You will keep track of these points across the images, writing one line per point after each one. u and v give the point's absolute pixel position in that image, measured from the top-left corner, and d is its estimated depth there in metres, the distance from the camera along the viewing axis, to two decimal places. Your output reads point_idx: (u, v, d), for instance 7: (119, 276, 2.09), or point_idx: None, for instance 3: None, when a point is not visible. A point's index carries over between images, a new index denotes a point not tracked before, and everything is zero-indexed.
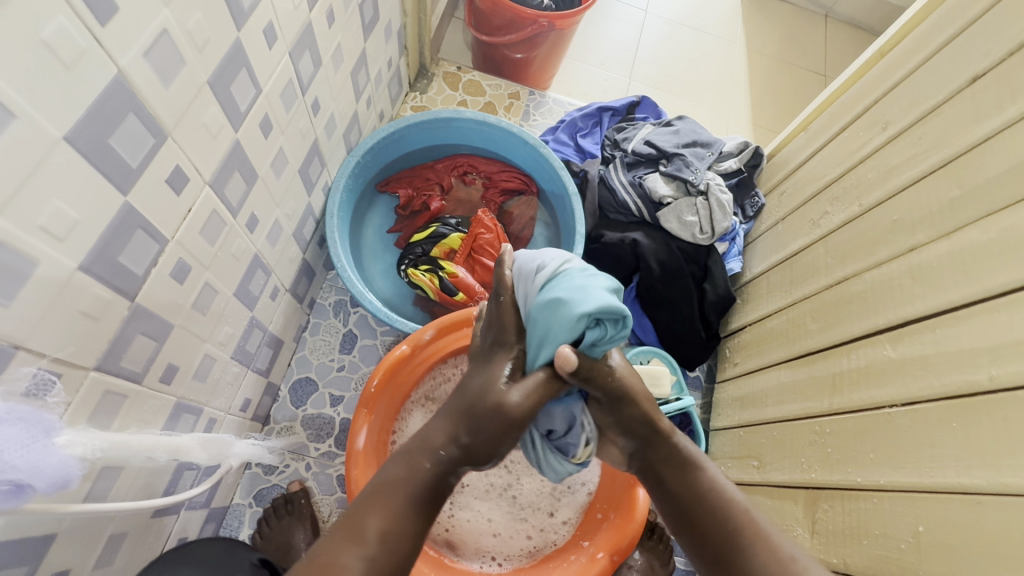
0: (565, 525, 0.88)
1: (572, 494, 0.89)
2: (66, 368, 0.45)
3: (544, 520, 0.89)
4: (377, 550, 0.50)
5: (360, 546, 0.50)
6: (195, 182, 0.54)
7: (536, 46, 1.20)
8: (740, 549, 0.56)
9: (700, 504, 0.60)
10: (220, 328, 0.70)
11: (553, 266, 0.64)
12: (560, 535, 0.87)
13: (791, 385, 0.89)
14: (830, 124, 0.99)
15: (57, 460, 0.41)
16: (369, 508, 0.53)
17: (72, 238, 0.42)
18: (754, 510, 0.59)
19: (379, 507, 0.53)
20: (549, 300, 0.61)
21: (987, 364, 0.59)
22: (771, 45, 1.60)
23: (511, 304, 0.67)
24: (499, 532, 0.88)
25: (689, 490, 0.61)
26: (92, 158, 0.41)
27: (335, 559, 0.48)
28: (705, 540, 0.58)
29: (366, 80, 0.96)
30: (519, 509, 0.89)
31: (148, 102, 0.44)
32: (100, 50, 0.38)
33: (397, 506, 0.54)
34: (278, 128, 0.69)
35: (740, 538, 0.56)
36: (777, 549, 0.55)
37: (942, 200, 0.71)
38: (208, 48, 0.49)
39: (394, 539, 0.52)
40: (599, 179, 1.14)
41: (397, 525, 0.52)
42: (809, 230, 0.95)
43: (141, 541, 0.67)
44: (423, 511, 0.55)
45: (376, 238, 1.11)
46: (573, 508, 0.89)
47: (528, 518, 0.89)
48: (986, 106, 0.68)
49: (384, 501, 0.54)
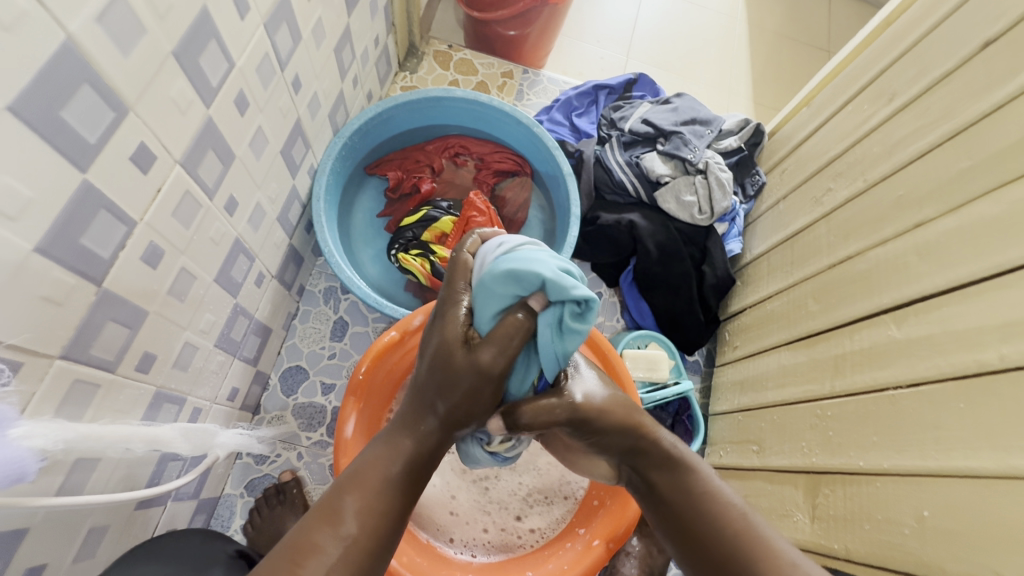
0: (530, 533, 0.86)
1: (557, 502, 0.88)
2: (26, 356, 0.42)
3: (509, 522, 0.86)
4: (357, 530, 0.51)
5: (337, 527, 0.50)
6: (164, 160, 0.52)
7: (529, 23, 1.16)
8: (738, 553, 0.54)
9: (694, 506, 0.58)
10: (201, 315, 0.67)
11: (520, 244, 0.59)
12: (521, 540, 0.85)
13: (791, 368, 0.87)
14: (833, 98, 0.95)
15: (10, 452, 0.39)
16: (347, 491, 0.53)
17: (26, 218, 0.39)
18: (751, 512, 0.57)
19: (357, 489, 0.53)
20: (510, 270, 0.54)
21: (996, 343, 0.56)
22: (772, 19, 1.55)
23: (466, 261, 0.63)
24: (457, 512, 0.86)
25: (683, 493, 0.60)
26: (42, 132, 0.38)
27: (311, 540, 0.49)
28: (701, 543, 0.56)
29: (352, 57, 0.93)
30: (486, 502, 0.88)
31: (104, 72, 0.42)
32: (44, 13, 0.35)
33: (377, 487, 0.54)
34: (255, 105, 0.66)
35: (737, 539, 0.55)
36: (778, 552, 0.53)
37: (950, 172, 0.68)
38: (171, 15, 0.46)
39: (373, 517, 0.52)
40: (594, 159, 1.11)
41: (377, 505, 0.53)
42: (811, 208, 0.92)
43: (124, 534, 0.65)
44: (400, 493, 0.55)
45: (366, 222, 1.08)
46: (551, 516, 0.87)
47: (494, 515, 0.87)
48: (998, 72, 0.64)
49: (363, 483, 0.54)
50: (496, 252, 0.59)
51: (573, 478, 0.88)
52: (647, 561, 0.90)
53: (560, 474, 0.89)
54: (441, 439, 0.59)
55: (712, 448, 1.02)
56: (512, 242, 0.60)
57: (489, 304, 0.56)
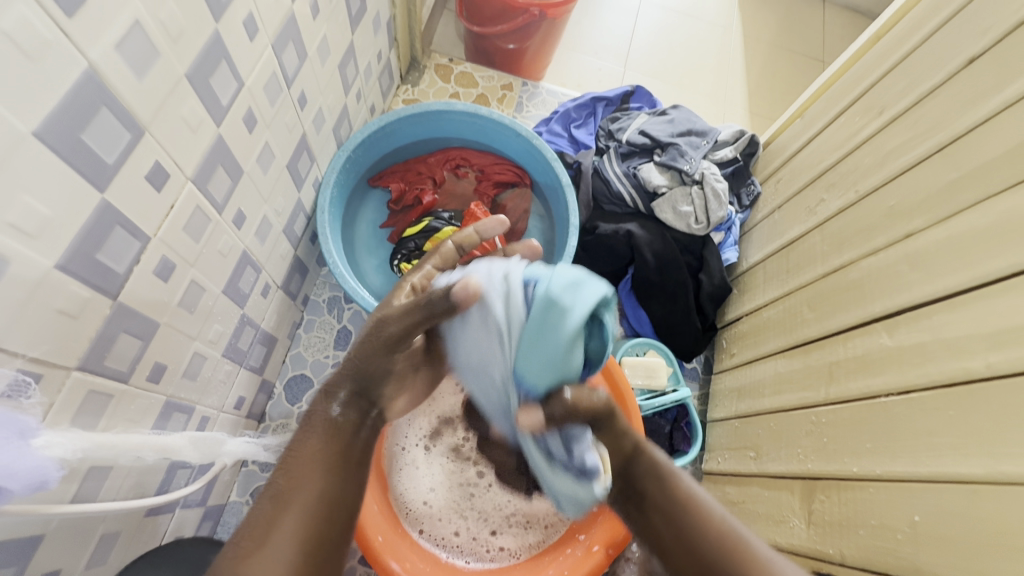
0: (500, 550, 0.86)
1: (532, 531, 0.88)
2: (45, 368, 0.44)
3: (483, 533, 0.88)
4: (289, 487, 0.50)
5: (272, 490, 0.50)
6: (176, 178, 0.54)
7: (528, 37, 1.19)
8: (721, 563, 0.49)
9: (676, 513, 0.54)
10: (210, 326, 0.69)
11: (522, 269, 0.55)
12: (490, 553, 0.86)
13: (787, 376, 0.88)
14: (826, 109, 0.97)
15: (33, 462, 0.41)
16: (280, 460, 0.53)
17: (46, 236, 0.41)
18: (732, 517, 0.53)
19: (287, 454, 0.53)
20: (574, 287, 0.49)
21: (985, 351, 0.58)
22: (767, 30, 1.57)
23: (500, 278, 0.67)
24: (432, 504, 0.88)
25: (663, 500, 0.55)
26: (63, 153, 0.40)
27: (256, 515, 0.48)
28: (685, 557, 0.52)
29: (355, 72, 0.95)
30: (467, 508, 0.89)
31: (121, 96, 0.44)
32: (66, 42, 0.37)
33: (306, 447, 0.54)
34: (262, 122, 0.68)
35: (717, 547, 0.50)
36: (760, 559, 0.49)
37: (940, 184, 0.69)
38: (183, 39, 0.48)
39: (304, 472, 0.51)
40: (593, 170, 1.13)
41: (307, 462, 0.52)
42: (805, 217, 0.94)
43: (134, 540, 0.66)
44: (323, 444, 0.55)
45: (369, 233, 1.10)
46: (522, 539, 0.87)
47: (470, 522, 0.88)
48: (983, 88, 0.66)
49: (287, 453, 0.54)
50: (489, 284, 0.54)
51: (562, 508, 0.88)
52: None
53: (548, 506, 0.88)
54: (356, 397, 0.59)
55: (709, 455, 1.04)
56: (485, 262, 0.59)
57: (539, 352, 0.50)
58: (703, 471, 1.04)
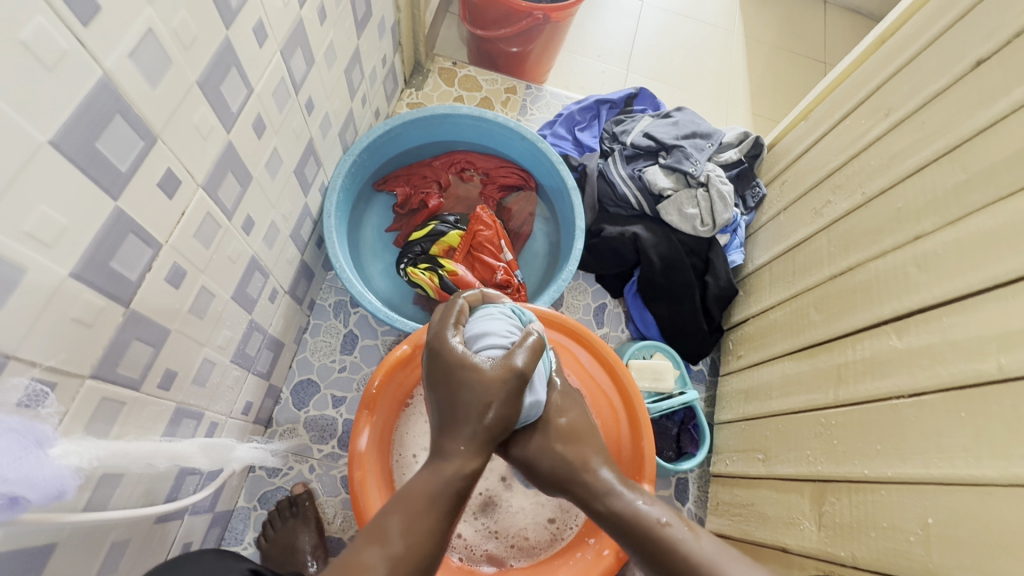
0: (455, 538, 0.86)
1: (503, 539, 0.87)
2: (60, 376, 0.44)
3: None
4: (404, 548, 0.51)
5: (385, 546, 0.51)
6: (187, 184, 0.54)
7: (531, 40, 1.19)
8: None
9: (650, 548, 0.58)
10: (219, 332, 0.69)
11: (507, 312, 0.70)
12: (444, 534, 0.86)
13: (795, 378, 0.88)
14: (831, 112, 0.97)
15: (50, 471, 0.40)
16: (391, 510, 0.54)
17: (61, 244, 0.41)
18: (697, 545, 0.57)
19: (400, 508, 0.54)
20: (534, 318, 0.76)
21: (996, 353, 0.58)
22: (769, 32, 1.58)
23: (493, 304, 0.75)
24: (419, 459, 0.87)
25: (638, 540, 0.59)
26: (78, 162, 0.40)
27: (361, 560, 0.49)
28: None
29: (361, 77, 0.95)
30: None
31: (134, 104, 0.44)
32: (82, 51, 0.37)
33: (420, 506, 0.54)
34: (271, 128, 0.68)
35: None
36: None
37: (947, 186, 0.69)
38: (195, 47, 0.49)
39: (416, 534, 0.52)
40: (598, 172, 1.13)
41: (423, 522, 0.53)
42: (811, 219, 0.94)
43: (143, 547, 0.66)
44: (448, 511, 0.55)
45: (374, 237, 1.10)
46: (487, 537, 0.88)
47: None
48: (991, 90, 0.66)
49: (408, 501, 0.55)
50: (502, 316, 0.68)
51: (566, 521, 0.87)
52: None
53: (532, 525, 0.88)
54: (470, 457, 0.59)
55: (717, 457, 1.04)
56: (476, 324, 0.67)
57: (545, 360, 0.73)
58: (710, 473, 1.05)
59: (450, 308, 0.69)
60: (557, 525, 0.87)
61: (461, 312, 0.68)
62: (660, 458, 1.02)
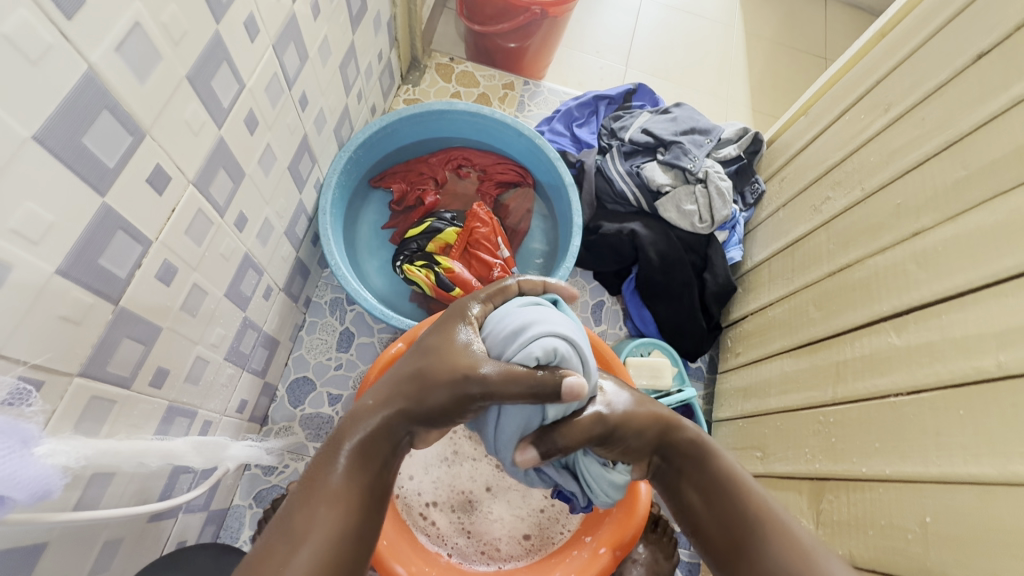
0: (432, 526, 0.87)
1: (474, 541, 0.87)
2: (45, 375, 0.44)
3: (425, 507, 0.87)
4: (306, 525, 0.49)
5: (287, 525, 0.49)
6: (177, 181, 0.53)
7: (529, 35, 1.18)
8: (755, 535, 0.56)
9: (721, 489, 0.60)
10: (212, 329, 0.69)
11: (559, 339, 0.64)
12: (427, 524, 0.86)
13: (794, 375, 0.88)
14: (830, 107, 0.96)
15: (37, 471, 0.40)
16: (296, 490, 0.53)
17: (48, 242, 0.40)
18: (772, 502, 0.58)
19: (305, 485, 0.52)
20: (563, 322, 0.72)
21: (996, 350, 0.57)
22: (769, 28, 1.57)
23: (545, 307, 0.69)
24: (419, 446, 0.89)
25: (711, 476, 0.61)
26: (64, 158, 0.40)
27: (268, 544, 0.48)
28: (718, 534, 0.58)
29: (356, 72, 0.94)
30: (449, 462, 0.89)
31: (122, 99, 0.43)
32: (67, 45, 0.37)
33: (319, 478, 0.53)
34: (264, 124, 0.67)
35: (762, 532, 0.56)
36: (794, 530, 0.55)
37: (947, 182, 0.69)
38: (185, 41, 0.48)
39: (319, 509, 0.50)
40: (596, 169, 1.12)
41: (327, 497, 0.51)
42: (810, 215, 0.94)
43: (136, 546, 0.66)
44: (351, 479, 0.53)
45: (370, 234, 1.10)
46: (458, 532, 0.87)
47: (433, 481, 0.88)
48: (992, 85, 0.66)
49: (310, 479, 0.53)
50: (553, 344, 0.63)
51: (551, 529, 0.87)
52: (653, 567, 0.92)
53: (506, 537, 0.87)
54: None
55: None
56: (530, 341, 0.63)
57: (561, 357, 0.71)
58: None
59: (456, 320, 0.66)
60: (530, 542, 0.87)
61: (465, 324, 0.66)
62: None
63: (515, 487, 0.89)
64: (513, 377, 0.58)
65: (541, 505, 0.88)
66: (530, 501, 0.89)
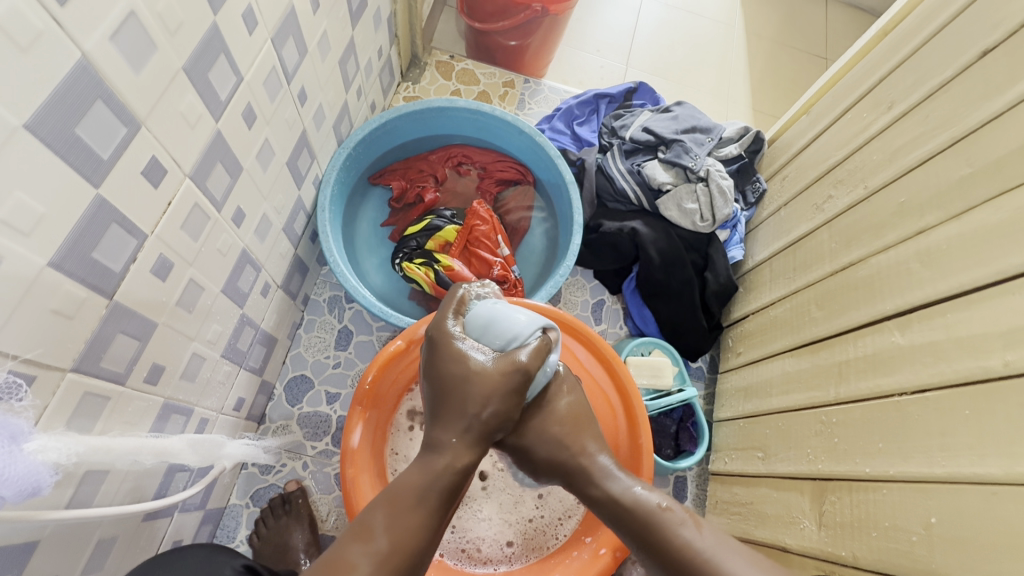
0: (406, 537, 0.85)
1: (457, 538, 0.86)
2: (38, 370, 0.43)
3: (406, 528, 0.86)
4: (388, 545, 0.50)
5: (369, 542, 0.50)
6: (173, 174, 0.52)
7: (530, 33, 1.17)
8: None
9: (645, 538, 0.57)
10: (209, 326, 0.68)
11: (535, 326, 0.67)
12: None
13: (795, 375, 0.87)
14: (833, 105, 0.96)
15: (25, 467, 0.39)
16: (377, 506, 0.54)
17: (40, 233, 0.40)
18: (698, 539, 0.55)
19: (385, 503, 0.53)
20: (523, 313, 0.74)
21: (1001, 349, 0.56)
22: (769, 28, 1.56)
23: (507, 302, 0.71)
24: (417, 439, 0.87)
25: (632, 526, 0.59)
26: (57, 148, 0.39)
27: (347, 558, 0.48)
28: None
29: (356, 69, 0.94)
30: None
31: (117, 89, 0.42)
32: (59, 33, 0.36)
33: (407, 502, 0.54)
34: (262, 118, 0.66)
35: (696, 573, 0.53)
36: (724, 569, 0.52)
37: (951, 180, 0.68)
38: (181, 32, 0.47)
39: (404, 533, 0.51)
40: (596, 167, 1.11)
41: (412, 521, 0.52)
42: (812, 214, 0.93)
43: (130, 546, 0.65)
44: (434, 508, 0.55)
45: (370, 232, 1.09)
46: None
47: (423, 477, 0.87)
48: (997, 81, 0.65)
49: (393, 498, 0.54)
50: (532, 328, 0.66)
51: (541, 539, 0.86)
52: None
53: (489, 539, 0.86)
54: (460, 453, 0.59)
55: (716, 455, 1.03)
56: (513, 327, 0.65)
57: None
58: (709, 472, 1.04)
59: (443, 333, 0.65)
60: (511, 550, 0.86)
61: (457, 336, 0.64)
62: (659, 455, 1.01)
63: (509, 489, 0.89)
64: (544, 353, 0.64)
65: (530, 515, 0.87)
66: (521, 508, 0.88)
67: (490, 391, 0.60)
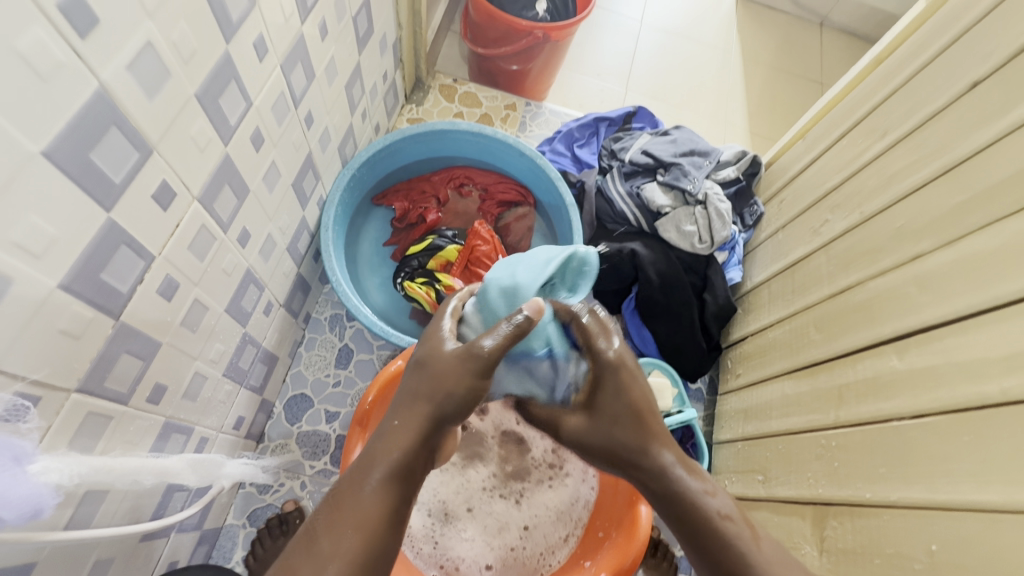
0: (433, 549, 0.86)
1: (438, 553, 0.85)
2: (44, 391, 0.43)
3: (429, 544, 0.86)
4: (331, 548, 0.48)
5: (313, 546, 0.48)
6: (182, 198, 0.53)
7: (532, 59, 1.20)
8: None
9: (698, 538, 0.54)
10: (211, 345, 0.68)
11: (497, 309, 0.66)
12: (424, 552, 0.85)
13: (794, 398, 0.87)
14: (829, 130, 0.98)
15: (28, 490, 0.41)
16: (323, 510, 0.51)
17: (50, 256, 0.40)
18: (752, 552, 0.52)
19: (331, 506, 0.51)
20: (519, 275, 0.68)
21: (1000, 375, 0.57)
22: (766, 53, 1.60)
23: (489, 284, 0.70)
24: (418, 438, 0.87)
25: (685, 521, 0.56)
26: (71, 173, 0.40)
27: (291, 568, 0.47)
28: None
29: (361, 93, 0.96)
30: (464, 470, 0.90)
31: (130, 116, 0.43)
32: (79, 63, 0.37)
33: (351, 499, 0.51)
34: (269, 141, 0.68)
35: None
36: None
37: (946, 207, 0.69)
38: (194, 60, 0.49)
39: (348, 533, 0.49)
40: (596, 189, 1.14)
41: (355, 520, 0.50)
42: (810, 238, 0.94)
43: (126, 567, 0.65)
44: (380, 500, 0.51)
45: (372, 251, 1.10)
46: (427, 538, 0.86)
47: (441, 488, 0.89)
48: (988, 111, 0.67)
49: (339, 500, 0.51)
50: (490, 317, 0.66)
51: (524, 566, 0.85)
52: None
53: (469, 560, 0.86)
54: None
55: (716, 477, 1.02)
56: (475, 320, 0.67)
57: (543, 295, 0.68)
58: None
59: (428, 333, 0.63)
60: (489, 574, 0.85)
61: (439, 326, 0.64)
62: None
63: (496, 515, 0.88)
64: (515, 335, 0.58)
65: (513, 543, 0.87)
66: (506, 536, 0.87)
67: (462, 394, 0.57)
